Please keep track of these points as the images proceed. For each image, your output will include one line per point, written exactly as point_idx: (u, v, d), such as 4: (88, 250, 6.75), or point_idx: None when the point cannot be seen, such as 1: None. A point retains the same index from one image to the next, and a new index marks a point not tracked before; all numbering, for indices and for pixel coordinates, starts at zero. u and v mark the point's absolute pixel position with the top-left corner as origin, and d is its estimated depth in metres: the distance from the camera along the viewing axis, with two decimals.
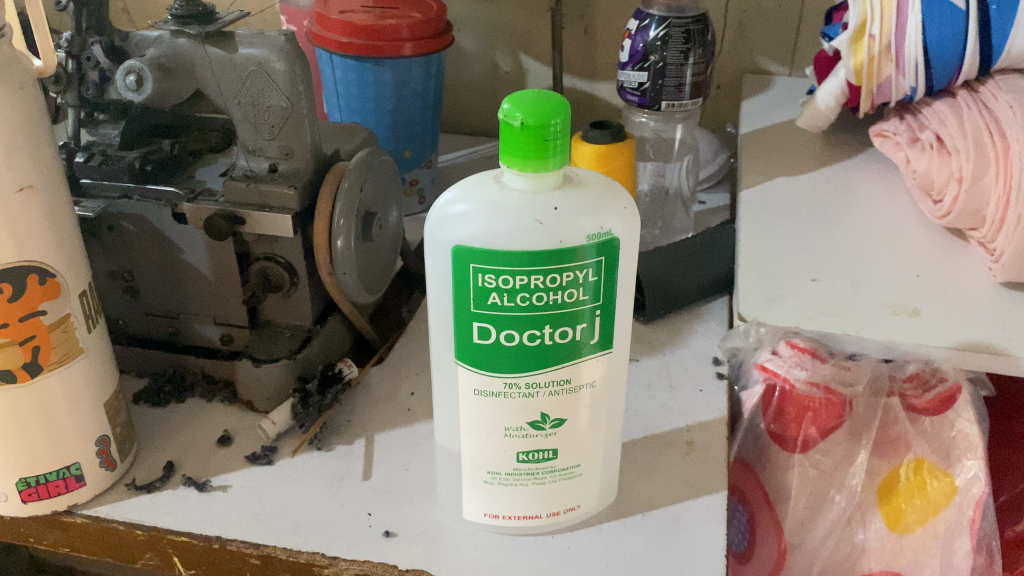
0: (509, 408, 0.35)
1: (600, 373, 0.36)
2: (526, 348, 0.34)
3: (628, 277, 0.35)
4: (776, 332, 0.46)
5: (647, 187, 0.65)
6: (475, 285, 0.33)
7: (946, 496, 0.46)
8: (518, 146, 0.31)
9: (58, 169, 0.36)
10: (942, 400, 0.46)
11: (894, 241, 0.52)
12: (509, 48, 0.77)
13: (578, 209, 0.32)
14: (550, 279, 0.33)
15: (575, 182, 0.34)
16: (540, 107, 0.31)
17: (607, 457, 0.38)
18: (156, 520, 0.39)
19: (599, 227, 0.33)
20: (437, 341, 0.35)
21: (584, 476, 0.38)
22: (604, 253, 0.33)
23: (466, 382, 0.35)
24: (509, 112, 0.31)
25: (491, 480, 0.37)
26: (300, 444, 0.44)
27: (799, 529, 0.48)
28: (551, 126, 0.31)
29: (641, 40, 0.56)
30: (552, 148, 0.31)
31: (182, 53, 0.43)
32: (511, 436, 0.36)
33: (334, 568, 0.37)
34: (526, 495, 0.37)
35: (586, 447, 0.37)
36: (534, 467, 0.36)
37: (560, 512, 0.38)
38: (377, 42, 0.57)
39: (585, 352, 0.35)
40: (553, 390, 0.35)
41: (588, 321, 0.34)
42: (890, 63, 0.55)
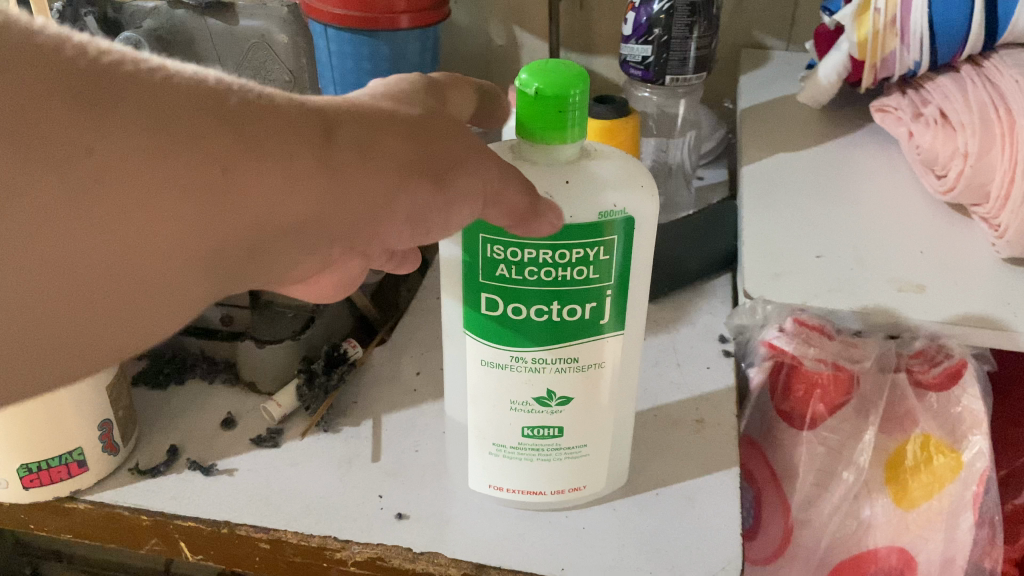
0: (514, 381, 0.35)
1: (610, 353, 0.35)
2: (533, 323, 0.34)
3: (644, 258, 0.34)
4: (783, 309, 0.45)
5: (651, 162, 0.64)
6: (483, 256, 0.33)
7: (951, 472, 0.46)
8: (534, 117, 0.31)
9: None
10: (949, 376, 0.46)
11: (897, 215, 0.52)
12: (503, 21, 0.76)
13: (595, 184, 0.32)
14: (559, 254, 0.32)
15: (602, 160, 0.33)
16: (557, 77, 0.30)
17: (617, 438, 0.38)
18: (162, 505, 0.38)
19: (612, 204, 0.32)
20: (448, 310, 0.35)
21: (591, 456, 0.37)
22: (617, 232, 0.32)
23: (472, 352, 0.35)
24: (526, 81, 0.30)
25: (498, 451, 0.37)
26: (307, 426, 0.43)
27: (806, 505, 0.48)
28: (570, 97, 0.30)
29: (645, 13, 0.55)
30: (569, 120, 0.31)
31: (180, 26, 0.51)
32: (516, 409, 0.36)
33: (347, 552, 0.36)
34: (531, 470, 0.37)
35: (594, 428, 0.37)
36: (540, 443, 0.36)
37: (567, 491, 0.38)
38: (371, 14, 0.56)
39: (594, 332, 0.34)
40: (560, 367, 0.35)
41: (598, 300, 0.34)
42: (895, 37, 0.55)
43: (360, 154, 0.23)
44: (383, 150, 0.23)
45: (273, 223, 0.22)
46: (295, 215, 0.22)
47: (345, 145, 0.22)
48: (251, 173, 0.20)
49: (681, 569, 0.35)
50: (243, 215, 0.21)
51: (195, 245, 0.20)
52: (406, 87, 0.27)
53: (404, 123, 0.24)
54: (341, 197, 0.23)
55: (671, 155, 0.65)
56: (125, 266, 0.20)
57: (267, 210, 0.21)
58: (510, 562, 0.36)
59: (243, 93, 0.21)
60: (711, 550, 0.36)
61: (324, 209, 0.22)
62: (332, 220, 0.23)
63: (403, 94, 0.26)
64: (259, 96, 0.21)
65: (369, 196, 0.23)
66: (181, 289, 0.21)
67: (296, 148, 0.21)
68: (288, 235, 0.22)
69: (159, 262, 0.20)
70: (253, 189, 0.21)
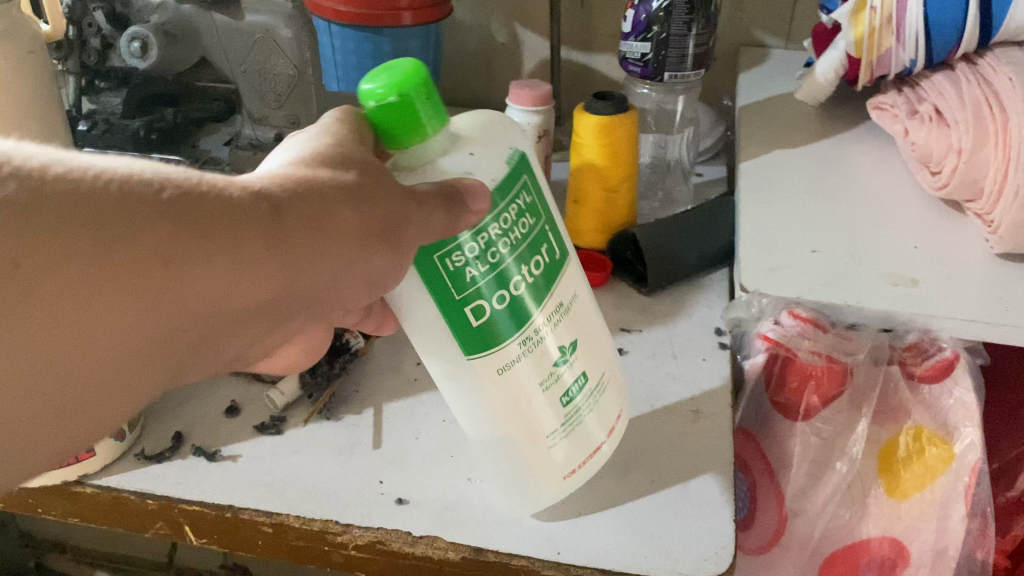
0: (534, 363, 0.34)
1: (575, 282, 0.36)
2: (522, 296, 0.33)
3: (547, 187, 0.35)
4: (778, 303, 0.46)
5: (648, 159, 0.67)
6: (446, 272, 0.31)
7: (943, 463, 0.47)
8: (390, 125, 0.30)
9: (11, 110, 0.39)
10: (941, 369, 0.46)
11: (892, 212, 0.53)
12: (504, 18, 0.77)
13: (491, 162, 0.32)
14: (504, 219, 0.32)
15: (470, 134, 0.32)
16: (393, 80, 0.30)
17: (614, 358, 0.38)
18: (167, 488, 0.39)
19: (509, 147, 0.33)
20: (434, 351, 0.34)
21: (611, 381, 0.38)
22: (525, 170, 0.33)
23: (483, 373, 0.33)
24: (368, 95, 0.30)
25: (553, 439, 0.35)
26: (310, 413, 0.44)
27: (800, 495, 0.49)
28: (412, 92, 0.30)
29: (644, 10, 0.56)
30: (423, 111, 0.30)
31: (185, 19, 0.56)
32: (547, 388, 0.34)
33: (348, 535, 0.37)
34: (585, 431, 0.36)
35: (601, 356, 0.37)
36: (580, 399, 0.36)
37: (613, 431, 0.38)
38: (375, 11, 0.55)
39: (559, 270, 0.35)
40: (557, 320, 0.34)
41: (547, 238, 0.34)
42: (890, 36, 0.55)
43: (305, 232, 0.25)
44: (325, 229, 0.26)
45: (234, 309, 0.25)
46: (241, 302, 0.25)
47: (291, 230, 0.25)
48: (191, 266, 0.23)
49: (674, 554, 0.36)
50: (198, 305, 0.24)
51: (151, 334, 0.23)
52: (356, 155, 0.29)
53: (344, 197, 0.27)
54: (288, 281, 0.26)
55: (670, 152, 0.66)
56: (92, 360, 0.23)
57: (226, 301, 0.24)
58: (507, 546, 0.36)
59: (195, 194, 0.23)
60: (703, 536, 0.37)
61: (272, 292, 0.25)
62: (283, 299, 0.26)
63: (354, 162, 0.28)
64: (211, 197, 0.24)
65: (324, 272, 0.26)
66: (152, 372, 0.24)
67: (239, 236, 0.24)
68: (240, 315, 0.25)
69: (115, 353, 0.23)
70: (200, 280, 0.23)
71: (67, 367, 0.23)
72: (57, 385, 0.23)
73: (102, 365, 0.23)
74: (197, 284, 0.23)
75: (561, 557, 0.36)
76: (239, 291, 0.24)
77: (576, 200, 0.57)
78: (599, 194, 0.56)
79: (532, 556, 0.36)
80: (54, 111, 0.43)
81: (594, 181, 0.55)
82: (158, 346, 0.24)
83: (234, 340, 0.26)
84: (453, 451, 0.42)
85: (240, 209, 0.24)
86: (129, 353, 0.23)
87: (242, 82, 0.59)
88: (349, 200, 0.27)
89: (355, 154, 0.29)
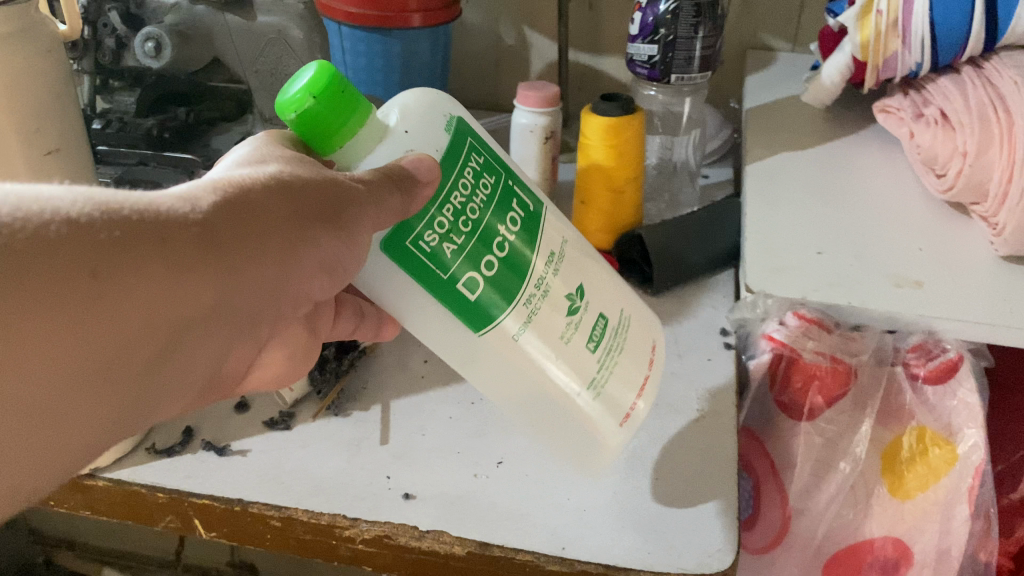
0: (548, 320, 0.34)
1: (559, 227, 0.36)
2: (508, 257, 0.33)
3: (495, 148, 0.35)
4: (783, 304, 0.46)
5: (654, 161, 0.67)
6: (423, 256, 0.31)
7: (946, 464, 0.47)
8: (324, 125, 0.30)
9: (28, 107, 0.40)
10: (944, 370, 0.47)
11: (897, 214, 0.53)
12: (513, 21, 0.77)
13: (429, 134, 0.32)
14: (462, 187, 0.32)
15: (402, 107, 0.32)
16: (307, 85, 0.30)
17: (623, 288, 0.39)
18: (177, 483, 0.40)
19: (443, 115, 0.33)
20: (446, 340, 0.34)
21: (628, 312, 0.38)
22: (466, 135, 0.33)
23: (502, 344, 0.34)
24: (289, 107, 0.30)
25: (594, 387, 0.36)
26: (318, 409, 0.45)
27: (804, 494, 0.49)
28: (330, 86, 0.30)
29: (651, 13, 0.56)
30: (349, 98, 0.30)
31: (200, 19, 0.57)
32: (570, 338, 0.35)
33: (355, 529, 0.38)
34: (621, 371, 0.37)
35: (612, 294, 0.37)
36: (604, 340, 0.36)
37: (650, 368, 0.39)
38: (385, 13, 0.56)
39: (539, 220, 0.35)
40: (555, 269, 0.35)
41: (515, 193, 0.34)
42: (896, 39, 0.56)
43: (229, 227, 0.26)
44: (248, 224, 0.27)
45: (175, 317, 0.25)
46: (186, 309, 0.25)
47: (215, 228, 0.25)
48: (126, 277, 0.23)
49: (678, 550, 0.36)
50: (138, 319, 0.24)
51: (106, 355, 0.23)
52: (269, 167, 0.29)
53: (261, 196, 0.27)
54: (228, 280, 0.26)
55: (677, 153, 0.67)
56: (51, 399, 0.23)
57: (164, 310, 0.24)
58: (512, 541, 0.37)
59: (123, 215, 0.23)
60: (706, 532, 0.37)
61: (215, 293, 0.26)
62: (227, 299, 0.26)
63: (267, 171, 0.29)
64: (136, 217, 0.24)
65: (254, 270, 0.27)
66: (100, 399, 0.24)
67: (170, 243, 0.24)
68: (182, 324, 0.25)
69: (66, 383, 0.23)
70: (134, 292, 0.23)
71: (31, 412, 0.22)
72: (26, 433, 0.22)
73: (60, 402, 0.23)
74: (137, 296, 0.23)
75: (565, 551, 0.36)
76: (180, 299, 0.25)
77: (582, 201, 0.58)
78: (605, 194, 0.56)
79: (536, 550, 0.36)
80: (69, 110, 0.44)
81: (599, 182, 0.56)
82: (114, 368, 0.24)
83: (190, 351, 0.26)
84: (459, 447, 0.42)
85: (156, 221, 0.24)
86: (86, 382, 0.23)
87: (253, 83, 0.59)
88: (266, 196, 0.28)
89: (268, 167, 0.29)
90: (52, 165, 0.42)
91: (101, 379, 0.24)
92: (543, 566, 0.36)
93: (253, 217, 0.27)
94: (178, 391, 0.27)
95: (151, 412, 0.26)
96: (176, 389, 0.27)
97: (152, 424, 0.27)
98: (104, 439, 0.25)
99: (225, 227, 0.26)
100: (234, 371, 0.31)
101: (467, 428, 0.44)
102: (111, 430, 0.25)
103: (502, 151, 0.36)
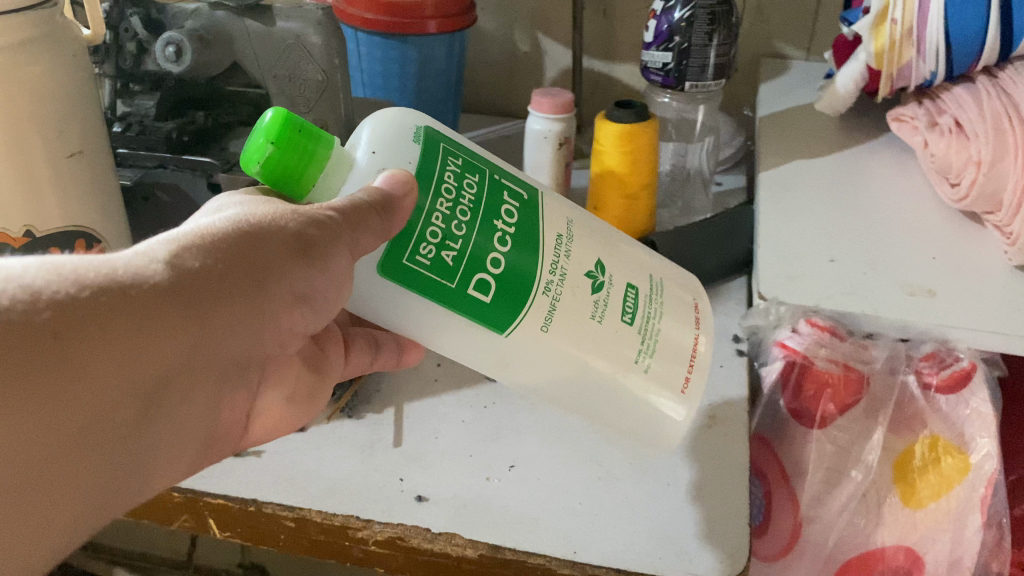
0: (573, 304, 0.34)
1: (561, 210, 0.36)
2: (512, 249, 0.33)
3: (471, 148, 0.35)
4: (796, 310, 0.46)
5: (668, 168, 0.67)
6: (423, 270, 0.32)
7: (959, 473, 0.47)
8: (289, 170, 0.31)
9: (51, 109, 0.41)
10: (957, 379, 0.46)
11: (910, 222, 0.53)
12: (527, 28, 0.77)
13: (396, 151, 0.32)
14: (446, 192, 0.32)
15: (370, 130, 0.32)
16: (264, 136, 0.30)
17: (643, 253, 0.38)
18: (192, 482, 0.40)
19: (411, 128, 0.33)
20: (477, 348, 0.34)
21: (656, 276, 0.38)
22: (437, 139, 0.33)
23: (533, 338, 0.34)
24: (252, 160, 0.31)
25: (641, 361, 0.36)
26: (332, 411, 0.45)
27: (816, 501, 0.49)
28: (286, 132, 0.30)
29: (666, 21, 0.57)
30: (308, 140, 0.31)
31: (220, 24, 0.56)
32: (602, 316, 0.35)
33: (368, 530, 0.38)
34: (666, 338, 0.37)
35: (634, 264, 0.37)
36: (638, 309, 0.36)
37: (698, 326, 0.38)
38: (401, 20, 0.57)
39: (536, 207, 0.34)
40: (566, 251, 0.34)
41: (502, 186, 0.34)
42: (911, 48, 0.56)
43: (195, 277, 0.27)
44: (214, 273, 0.27)
45: (147, 370, 0.25)
46: (158, 364, 0.26)
47: (179, 280, 0.26)
48: (92, 342, 0.23)
49: (690, 555, 0.36)
50: (109, 376, 0.24)
51: (81, 415, 0.24)
52: (233, 212, 0.30)
53: (228, 242, 0.28)
54: (198, 330, 0.27)
55: (690, 160, 0.67)
56: (36, 473, 0.23)
57: (136, 364, 0.25)
58: (524, 544, 0.37)
59: (87, 279, 0.24)
60: (722, 537, 0.37)
61: (185, 344, 0.26)
62: (200, 348, 0.27)
63: (231, 216, 0.29)
64: (100, 279, 0.24)
65: (225, 313, 0.28)
66: (85, 460, 0.25)
67: (133, 298, 0.25)
68: (157, 376, 0.26)
69: (47, 447, 0.23)
70: (104, 351, 0.24)
71: (20, 485, 0.23)
72: (15, 510, 0.23)
73: (45, 474, 0.24)
74: (106, 359, 0.24)
75: (578, 556, 0.36)
76: (150, 355, 0.25)
77: (596, 207, 0.58)
78: (620, 200, 0.56)
79: (549, 554, 0.37)
80: (92, 113, 0.44)
81: (614, 188, 0.56)
82: (95, 433, 0.25)
83: (173, 405, 0.27)
84: (471, 451, 0.43)
85: (119, 283, 0.25)
86: (66, 451, 0.24)
87: (271, 89, 0.59)
88: (234, 241, 0.28)
89: (232, 211, 0.30)
90: (73, 166, 0.43)
91: (83, 446, 0.24)
92: (555, 569, 0.36)
93: (218, 264, 0.27)
94: (172, 445, 0.28)
95: (145, 475, 0.27)
96: (167, 445, 0.28)
97: (146, 487, 0.28)
98: (101, 504, 0.26)
99: (191, 275, 0.26)
100: (231, 419, 0.32)
101: (479, 432, 0.44)
102: (104, 496, 0.26)
103: (481, 149, 0.36)
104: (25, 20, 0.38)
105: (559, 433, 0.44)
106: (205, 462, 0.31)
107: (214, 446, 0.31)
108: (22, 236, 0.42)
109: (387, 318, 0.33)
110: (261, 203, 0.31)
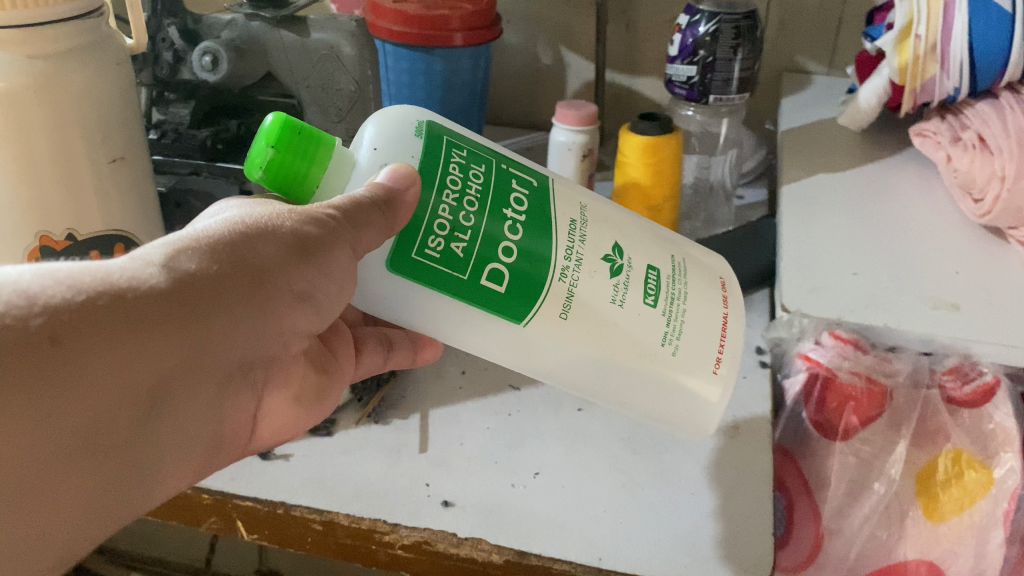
0: (591, 289, 0.34)
1: (573, 196, 0.36)
2: (523, 236, 0.33)
3: (474, 138, 0.36)
4: (819, 323, 0.47)
5: (691, 181, 0.68)
6: (434, 263, 0.32)
7: (983, 487, 0.47)
8: (295, 167, 0.32)
9: (92, 113, 0.41)
10: (981, 394, 0.48)
11: (933, 236, 0.53)
12: (551, 42, 0.78)
13: (399, 145, 0.33)
14: (451, 183, 0.33)
15: (373, 129, 0.34)
16: (267, 139, 0.31)
17: (661, 234, 0.39)
18: (222, 484, 0.41)
19: (412, 122, 0.34)
20: (499, 341, 0.34)
21: (677, 254, 0.38)
22: (440, 133, 0.34)
23: (552, 325, 0.34)
24: (256, 164, 0.32)
25: (669, 343, 0.36)
26: (359, 417, 0.46)
27: (838, 515, 0.48)
28: (286, 132, 0.31)
29: (691, 35, 0.57)
30: (309, 137, 0.32)
31: (256, 35, 0.58)
32: (623, 299, 0.35)
33: (395, 534, 0.38)
34: (693, 317, 0.37)
35: (657, 247, 0.37)
36: (662, 289, 0.36)
37: (724, 303, 0.38)
38: (429, 32, 0.57)
39: (547, 194, 0.35)
40: (581, 236, 0.35)
41: (511, 175, 0.34)
42: (935, 63, 0.56)
43: (192, 279, 0.27)
44: (211, 276, 0.28)
45: (150, 372, 0.26)
46: (158, 368, 0.26)
47: (174, 283, 0.27)
48: (85, 346, 0.24)
49: (713, 561, 0.37)
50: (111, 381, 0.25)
51: (85, 421, 0.24)
52: (230, 214, 0.30)
53: (226, 244, 0.29)
54: (199, 331, 0.27)
55: (714, 172, 0.68)
56: (42, 480, 0.24)
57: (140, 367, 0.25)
58: (550, 549, 0.37)
59: (87, 288, 0.25)
60: (747, 546, 0.37)
61: (186, 347, 0.27)
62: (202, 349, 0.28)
63: (229, 218, 0.30)
64: (99, 286, 0.25)
65: (225, 315, 0.28)
66: (89, 463, 0.25)
67: (130, 303, 0.25)
68: (160, 378, 0.26)
69: (51, 452, 0.24)
70: (107, 354, 0.24)
71: (22, 489, 0.24)
72: (18, 516, 0.24)
73: (49, 480, 0.24)
74: (106, 365, 0.24)
75: (603, 562, 0.37)
76: (150, 358, 0.26)
77: None
78: (643, 211, 0.57)
79: (575, 560, 0.37)
80: (132, 120, 0.45)
81: (636, 200, 0.57)
82: (96, 439, 0.25)
83: (178, 409, 0.28)
84: (496, 458, 0.43)
85: (118, 289, 0.25)
86: (68, 460, 0.24)
87: (304, 98, 0.60)
88: (233, 243, 0.29)
89: (230, 213, 0.31)
90: (111, 172, 0.44)
91: (84, 451, 0.25)
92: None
93: (215, 267, 0.28)
94: (182, 449, 0.29)
95: (154, 479, 0.28)
96: (174, 451, 0.28)
97: (157, 490, 0.28)
98: (107, 510, 0.26)
99: (186, 278, 0.27)
100: (241, 420, 0.32)
101: (504, 438, 0.44)
102: (111, 501, 0.26)
103: (486, 141, 0.36)
104: (74, 28, 0.39)
105: (582, 440, 0.44)
106: (218, 465, 0.32)
107: (225, 449, 0.32)
108: (65, 239, 0.43)
109: (418, 322, 0.34)
110: (260, 204, 0.32)
